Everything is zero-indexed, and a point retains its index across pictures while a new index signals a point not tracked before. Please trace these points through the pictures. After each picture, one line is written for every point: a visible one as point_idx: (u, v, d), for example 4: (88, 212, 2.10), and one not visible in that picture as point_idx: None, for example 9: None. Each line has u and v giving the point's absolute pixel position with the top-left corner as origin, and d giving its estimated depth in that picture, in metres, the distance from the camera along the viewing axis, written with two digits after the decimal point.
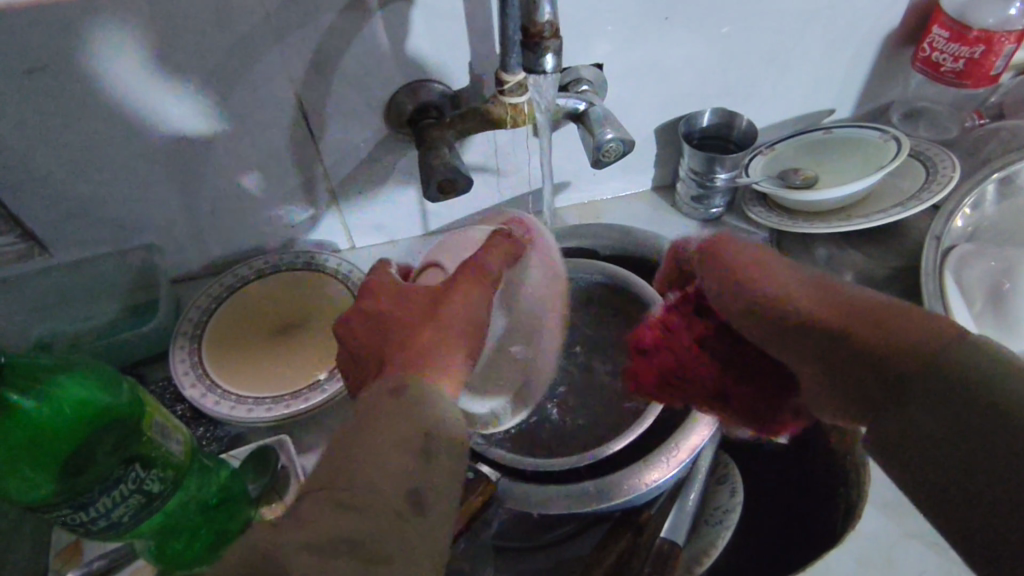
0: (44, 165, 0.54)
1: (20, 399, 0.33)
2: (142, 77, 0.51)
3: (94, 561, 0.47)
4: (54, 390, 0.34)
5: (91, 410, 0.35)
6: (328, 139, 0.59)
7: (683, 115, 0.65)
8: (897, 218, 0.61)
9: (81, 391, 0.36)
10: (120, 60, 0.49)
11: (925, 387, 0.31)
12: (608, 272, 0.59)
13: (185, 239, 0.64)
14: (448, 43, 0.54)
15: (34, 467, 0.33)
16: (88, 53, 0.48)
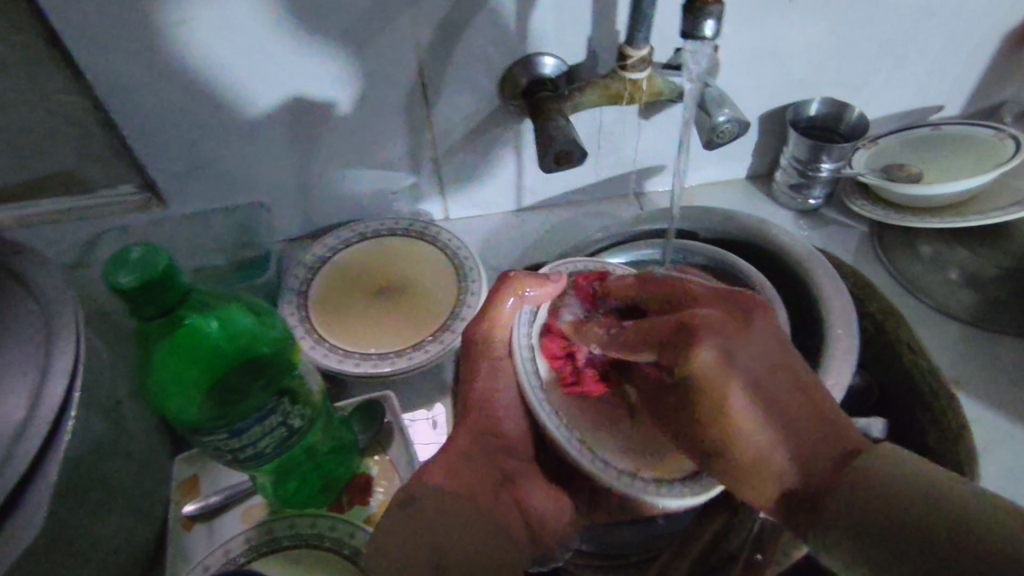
0: (176, 119, 0.57)
1: (200, 322, 0.35)
2: (219, 49, 0.53)
3: (213, 496, 0.49)
4: (222, 320, 0.36)
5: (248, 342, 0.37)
6: (441, 108, 0.60)
7: (790, 103, 0.65)
8: (1014, 217, 0.60)
9: (243, 323, 0.37)
10: (196, 34, 0.51)
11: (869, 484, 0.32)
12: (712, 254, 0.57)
13: (291, 199, 0.66)
14: (571, 17, 0.55)
15: (195, 389, 0.35)
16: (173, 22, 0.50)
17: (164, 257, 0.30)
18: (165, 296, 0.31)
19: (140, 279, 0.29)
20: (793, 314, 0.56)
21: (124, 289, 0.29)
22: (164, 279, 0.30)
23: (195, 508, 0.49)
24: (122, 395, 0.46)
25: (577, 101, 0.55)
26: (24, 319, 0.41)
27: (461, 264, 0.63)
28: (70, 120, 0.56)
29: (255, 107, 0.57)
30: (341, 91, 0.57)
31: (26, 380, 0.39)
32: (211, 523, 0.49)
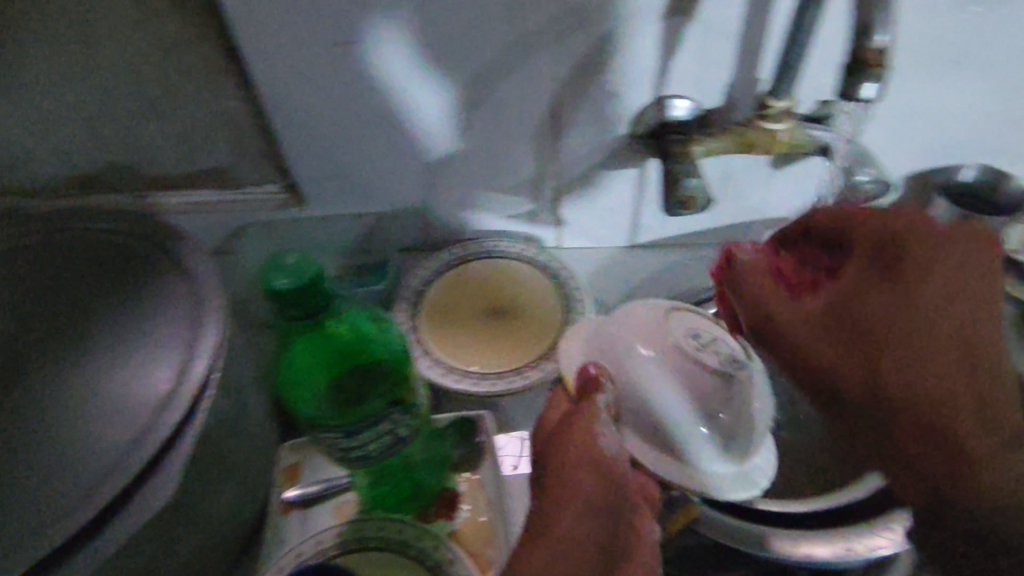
0: (325, 131, 0.61)
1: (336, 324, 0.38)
2: (401, 72, 0.56)
3: (309, 487, 0.52)
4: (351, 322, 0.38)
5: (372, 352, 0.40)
6: (568, 140, 0.61)
7: (939, 167, 0.61)
8: None
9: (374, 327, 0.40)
10: (385, 54, 0.55)
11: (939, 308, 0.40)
12: None
13: (413, 214, 0.69)
14: (714, 63, 0.54)
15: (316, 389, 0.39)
16: (369, 46, 0.54)
17: (314, 267, 0.33)
18: (310, 302, 0.34)
19: (293, 284, 0.32)
20: None
21: (276, 291, 0.32)
22: (312, 286, 0.33)
23: (295, 494, 0.51)
24: (249, 379, 0.50)
25: (707, 145, 0.54)
26: (179, 300, 0.46)
27: (567, 294, 0.63)
28: (233, 122, 0.62)
29: (403, 115, 0.60)
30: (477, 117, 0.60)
31: (175, 355, 0.43)
32: (308, 511, 0.51)
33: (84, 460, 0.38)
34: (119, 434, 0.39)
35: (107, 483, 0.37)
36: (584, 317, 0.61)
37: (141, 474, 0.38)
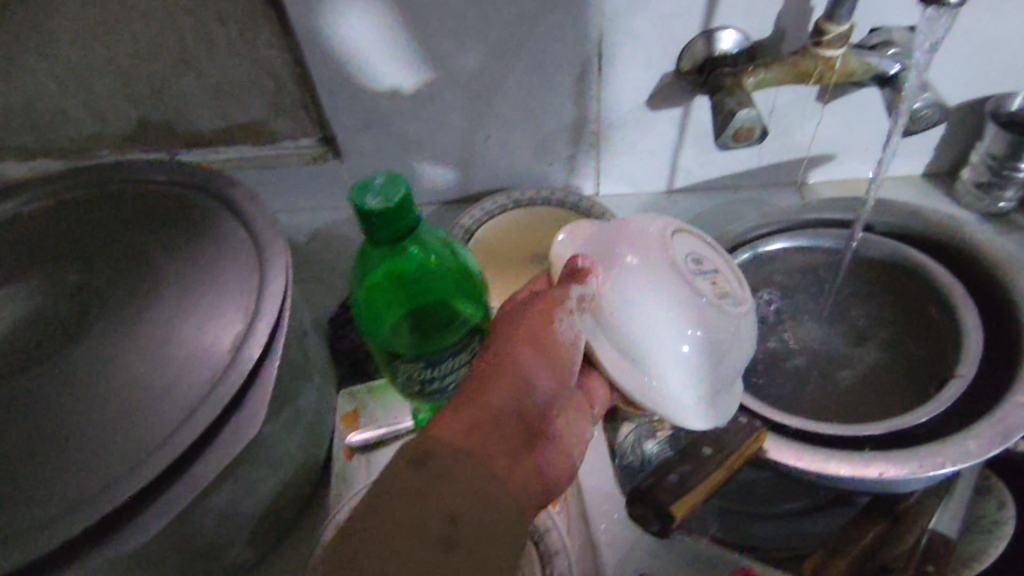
0: (364, 75, 0.60)
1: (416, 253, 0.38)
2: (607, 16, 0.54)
3: (375, 430, 0.52)
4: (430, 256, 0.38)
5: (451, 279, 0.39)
6: (613, 88, 0.61)
7: (990, 95, 0.60)
8: None
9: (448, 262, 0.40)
10: None
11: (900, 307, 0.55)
12: (915, 260, 0.55)
13: (451, 164, 0.68)
14: (756, 15, 0.55)
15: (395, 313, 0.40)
16: None
17: (403, 191, 0.33)
18: (399, 228, 0.33)
19: (388, 205, 0.32)
20: (987, 332, 0.52)
21: (370, 214, 0.32)
22: (402, 208, 0.33)
23: (359, 439, 0.51)
24: (308, 324, 0.49)
25: (761, 77, 0.53)
26: (238, 244, 0.45)
27: None
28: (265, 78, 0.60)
29: (443, 56, 0.59)
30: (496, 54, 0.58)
31: (241, 297, 0.42)
32: (370, 456, 0.51)
33: (162, 402, 0.38)
34: (193, 378, 0.38)
35: (190, 425, 0.36)
36: None
37: (224, 414, 0.37)
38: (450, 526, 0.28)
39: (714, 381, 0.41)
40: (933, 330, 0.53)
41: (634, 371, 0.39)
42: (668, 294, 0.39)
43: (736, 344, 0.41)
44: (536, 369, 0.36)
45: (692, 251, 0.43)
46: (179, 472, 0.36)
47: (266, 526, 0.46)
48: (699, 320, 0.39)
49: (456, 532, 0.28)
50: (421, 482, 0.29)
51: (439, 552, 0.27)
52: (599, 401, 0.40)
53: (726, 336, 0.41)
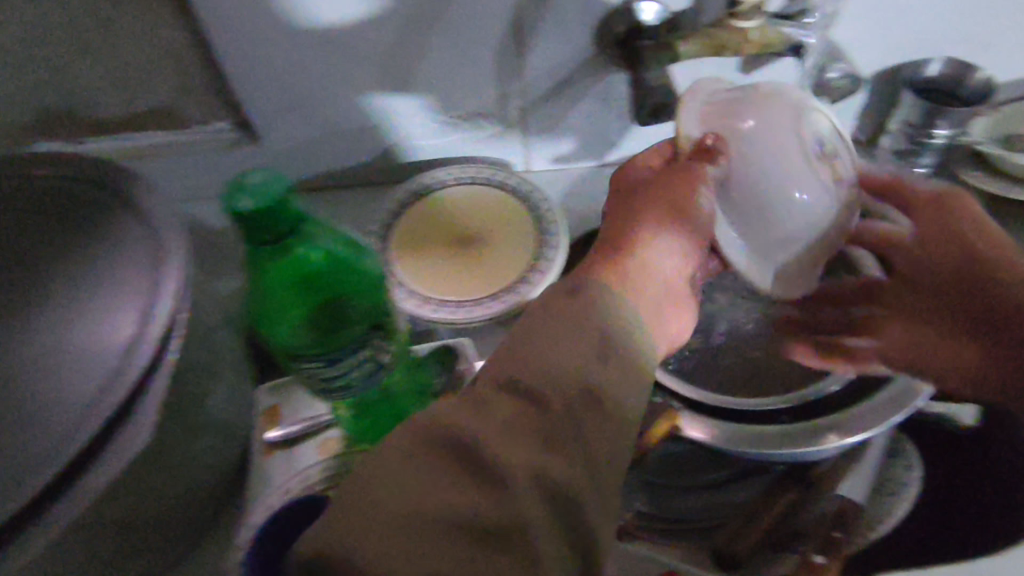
0: (273, 58, 0.57)
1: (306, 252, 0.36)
2: None
3: (294, 426, 0.51)
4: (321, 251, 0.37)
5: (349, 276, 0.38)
6: (534, 64, 0.59)
7: (907, 63, 0.60)
8: None
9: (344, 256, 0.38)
10: None
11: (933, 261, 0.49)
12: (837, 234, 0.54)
13: (376, 144, 0.66)
14: None
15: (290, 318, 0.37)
16: None
17: (279, 184, 0.32)
18: (275, 224, 0.32)
19: (261, 203, 0.31)
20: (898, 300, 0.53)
21: (242, 213, 0.31)
22: (278, 205, 0.32)
23: (276, 436, 0.51)
24: (217, 321, 0.48)
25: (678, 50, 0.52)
26: (131, 243, 0.43)
27: (538, 215, 0.62)
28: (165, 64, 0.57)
29: (355, 36, 0.56)
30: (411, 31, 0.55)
31: (132, 301, 0.40)
32: (290, 449, 0.51)
33: (48, 418, 0.36)
34: (81, 391, 0.37)
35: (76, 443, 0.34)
36: (558, 238, 0.60)
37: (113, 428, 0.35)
38: (481, 469, 0.30)
39: (763, 245, 0.45)
40: (847, 303, 0.54)
41: (667, 270, 0.43)
42: (752, 192, 0.43)
43: (762, 245, 0.45)
44: (564, 342, 0.34)
45: (819, 130, 0.45)
46: (68, 491, 0.35)
47: (180, 529, 0.46)
48: (760, 221, 0.44)
49: (497, 467, 0.29)
50: (448, 430, 0.31)
51: (468, 505, 0.29)
52: (681, 310, 0.45)
53: (756, 242, 0.45)
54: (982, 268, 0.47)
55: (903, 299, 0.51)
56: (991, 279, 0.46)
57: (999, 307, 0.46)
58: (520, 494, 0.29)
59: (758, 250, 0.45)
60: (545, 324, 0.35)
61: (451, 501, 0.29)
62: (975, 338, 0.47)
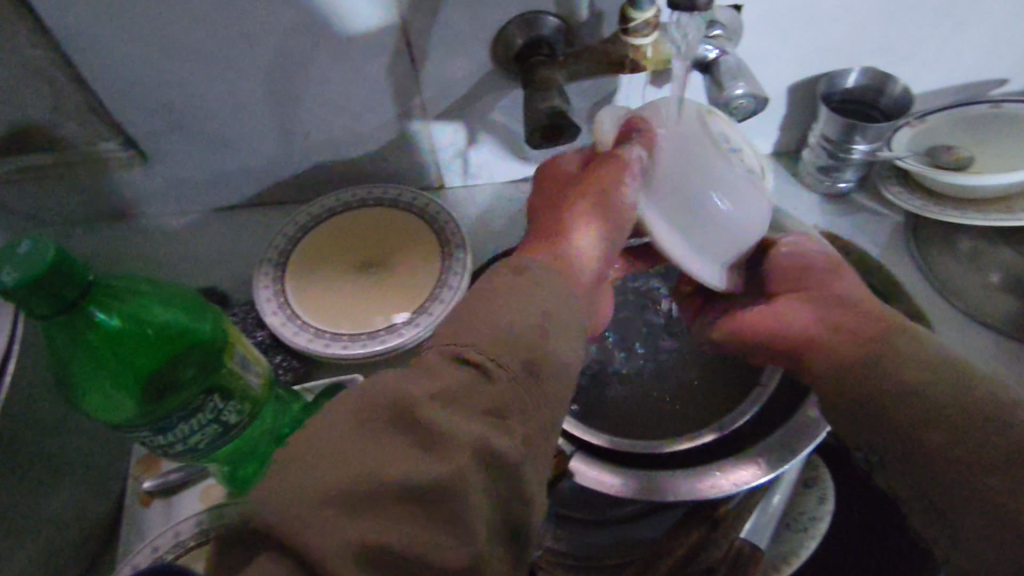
0: (148, 75, 0.53)
1: (103, 318, 0.32)
2: None
3: (171, 475, 0.48)
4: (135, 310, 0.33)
5: (154, 334, 0.34)
6: (433, 78, 0.55)
7: (825, 73, 0.58)
8: None
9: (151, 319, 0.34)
10: None
11: (897, 382, 0.39)
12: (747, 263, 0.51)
13: (275, 163, 0.62)
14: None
15: (104, 378, 0.33)
16: None
17: (54, 249, 0.28)
18: (69, 295, 0.30)
19: (21, 278, 0.27)
20: None
21: (5, 289, 0.27)
22: (62, 273, 0.29)
23: (153, 484, 0.47)
24: None
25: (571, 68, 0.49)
26: None
27: (445, 237, 0.58)
28: (32, 86, 0.53)
29: (234, 51, 0.52)
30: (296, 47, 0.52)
31: None
32: (169, 499, 0.48)
33: None
34: None
35: None
36: (463, 262, 0.57)
37: None
38: (425, 449, 0.26)
39: (708, 213, 0.41)
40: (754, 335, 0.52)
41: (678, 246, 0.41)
42: (684, 161, 0.40)
43: (722, 227, 0.41)
44: (446, 415, 0.27)
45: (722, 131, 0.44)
46: None
47: None
48: (714, 177, 0.40)
49: (442, 442, 0.26)
50: (323, 448, 0.26)
51: (409, 501, 0.25)
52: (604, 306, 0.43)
53: (721, 220, 0.41)
54: (877, 325, 0.42)
55: (817, 381, 0.44)
56: (885, 347, 0.41)
57: (879, 398, 0.40)
58: (459, 478, 0.25)
59: (680, 225, 0.41)
60: (414, 381, 0.27)
61: (404, 551, 0.24)
62: (969, 434, 0.36)
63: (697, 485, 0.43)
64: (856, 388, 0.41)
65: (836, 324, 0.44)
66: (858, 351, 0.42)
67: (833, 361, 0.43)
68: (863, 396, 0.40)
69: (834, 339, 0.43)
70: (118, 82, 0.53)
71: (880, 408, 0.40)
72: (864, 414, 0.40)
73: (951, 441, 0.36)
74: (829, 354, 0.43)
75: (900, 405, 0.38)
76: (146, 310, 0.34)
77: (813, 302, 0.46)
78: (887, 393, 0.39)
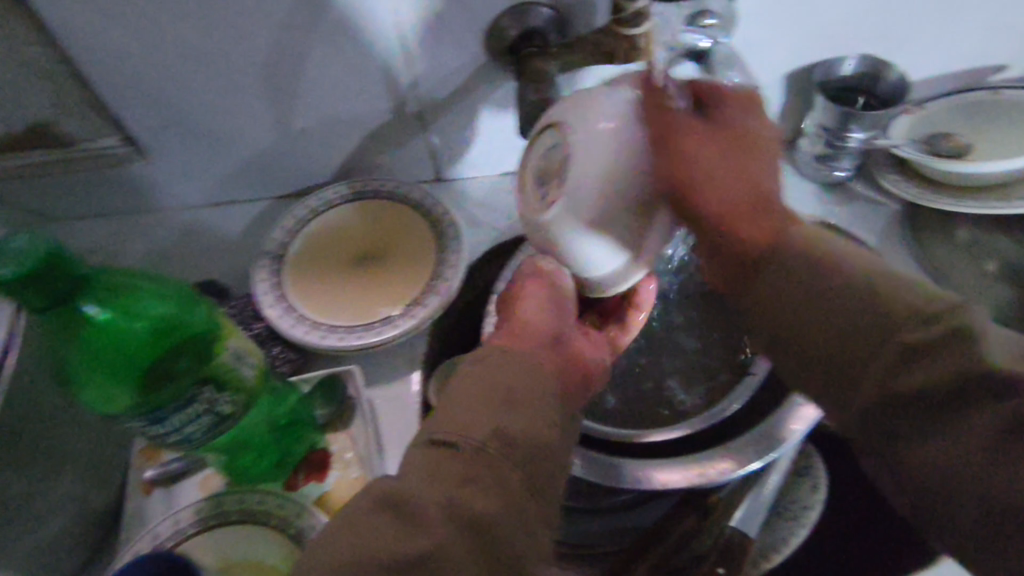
0: (144, 71, 0.53)
1: (98, 312, 0.33)
2: None
3: (171, 464, 0.49)
4: (128, 305, 0.34)
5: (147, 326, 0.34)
6: (427, 70, 0.56)
7: (821, 61, 0.57)
8: None
9: (143, 311, 0.35)
10: None
11: (794, 260, 0.35)
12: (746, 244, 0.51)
13: (271, 156, 0.62)
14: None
15: (99, 370, 0.34)
16: None
17: (48, 245, 0.30)
18: (61, 290, 0.31)
19: (17, 271, 0.29)
20: None
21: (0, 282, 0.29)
22: (53, 269, 0.30)
23: (155, 473, 0.49)
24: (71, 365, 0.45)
25: (563, 60, 0.49)
26: None
27: (440, 230, 0.59)
28: (31, 83, 0.53)
29: (228, 46, 0.52)
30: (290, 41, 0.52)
31: None
32: (170, 488, 0.49)
33: None
34: None
35: None
36: (459, 255, 0.57)
37: None
38: (411, 528, 0.30)
39: (592, 212, 0.39)
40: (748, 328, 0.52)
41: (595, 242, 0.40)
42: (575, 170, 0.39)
43: (611, 220, 0.39)
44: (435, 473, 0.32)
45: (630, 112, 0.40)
46: None
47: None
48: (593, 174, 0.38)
49: (417, 517, 0.30)
50: (331, 544, 0.30)
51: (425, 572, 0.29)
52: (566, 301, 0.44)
53: (608, 215, 0.39)
54: (758, 238, 0.37)
55: (760, 288, 0.36)
56: (770, 259, 0.36)
57: (838, 355, 0.33)
58: (447, 542, 0.30)
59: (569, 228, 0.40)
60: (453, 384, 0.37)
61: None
62: (955, 393, 0.29)
63: (686, 476, 0.44)
64: (801, 308, 0.35)
65: (753, 268, 0.37)
66: (814, 257, 0.35)
67: (765, 272, 0.36)
68: (815, 317, 0.34)
69: (747, 242, 0.37)
70: (114, 79, 0.53)
71: (888, 337, 0.31)
72: (789, 343, 0.35)
73: (863, 348, 0.32)
74: (775, 284, 0.35)
75: (836, 329, 0.33)
76: (140, 303, 0.35)
77: (743, 177, 0.38)
78: (831, 287, 0.34)
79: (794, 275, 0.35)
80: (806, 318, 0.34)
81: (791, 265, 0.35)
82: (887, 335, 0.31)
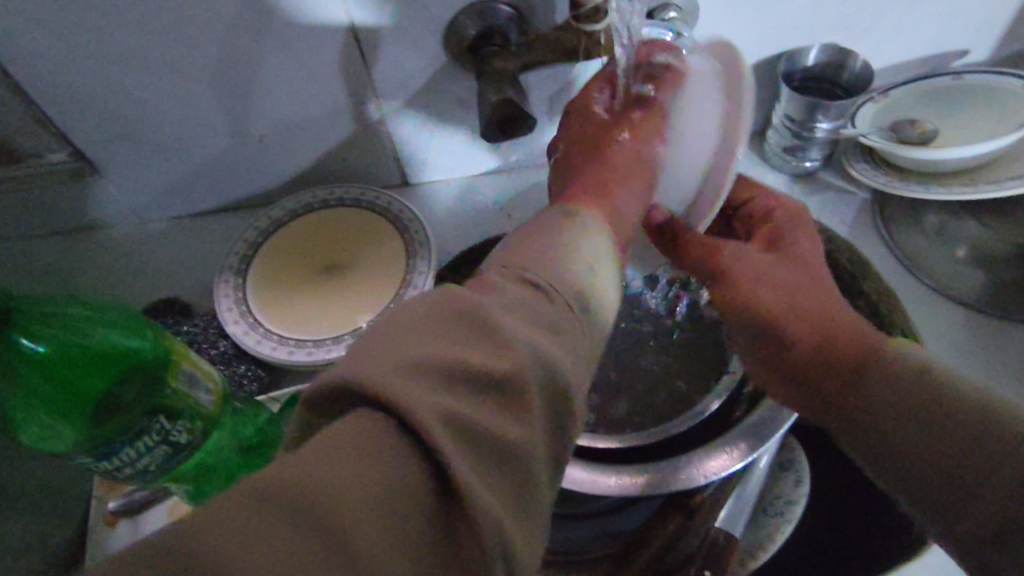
0: (88, 83, 0.51)
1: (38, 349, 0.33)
2: None
3: (136, 494, 0.47)
4: (70, 339, 0.35)
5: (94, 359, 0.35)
6: (386, 73, 0.54)
7: (785, 52, 0.57)
8: (1016, 189, 0.52)
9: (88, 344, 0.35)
10: None
11: (897, 387, 0.38)
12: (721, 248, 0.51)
13: (231, 167, 0.61)
14: None
15: (44, 407, 0.34)
16: None
17: None
18: None
19: None
20: None
21: None
22: None
23: (118, 504, 0.47)
24: None
25: (524, 59, 0.48)
26: None
27: (409, 237, 0.57)
28: None
29: (176, 54, 0.50)
30: (240, 48, 0.50)
31: None
32: (135, 519, 0.47)
33: None
34: None
35: None
36: (427, 263, 0.55)
37: None
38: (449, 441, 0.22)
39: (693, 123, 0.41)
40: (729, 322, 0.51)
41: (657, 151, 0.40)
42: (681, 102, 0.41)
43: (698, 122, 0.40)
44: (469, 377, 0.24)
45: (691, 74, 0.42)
46: None
47: None
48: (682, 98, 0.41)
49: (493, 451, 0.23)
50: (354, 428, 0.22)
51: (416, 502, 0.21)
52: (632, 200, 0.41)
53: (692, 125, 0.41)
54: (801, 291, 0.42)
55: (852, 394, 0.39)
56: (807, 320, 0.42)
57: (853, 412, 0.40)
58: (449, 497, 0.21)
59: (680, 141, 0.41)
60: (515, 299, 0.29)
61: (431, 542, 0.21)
62: (978, 474, 0.33)
63: (671, 477, 0.42)
64: (846, 382, 0.40)
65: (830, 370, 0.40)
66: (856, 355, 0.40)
67: (856, 377, 0.40)
68: (872, 413, 0.39)
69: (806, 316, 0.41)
70: (57, 93, 0.51)
71: (964, 450, 0.34)
72: (870, 434, 0.39)
73: (932, 442, 0.36)
74: (877, 385, 0.38)
75: (913, 434, 0.37)
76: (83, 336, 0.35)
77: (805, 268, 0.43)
78: (927, 423, 0.36)
79: (891, 408, 0.38)
80: (875, 413, 0.38)
81: (891, 393, 0.38)
82: (971, 439, 0.34)
